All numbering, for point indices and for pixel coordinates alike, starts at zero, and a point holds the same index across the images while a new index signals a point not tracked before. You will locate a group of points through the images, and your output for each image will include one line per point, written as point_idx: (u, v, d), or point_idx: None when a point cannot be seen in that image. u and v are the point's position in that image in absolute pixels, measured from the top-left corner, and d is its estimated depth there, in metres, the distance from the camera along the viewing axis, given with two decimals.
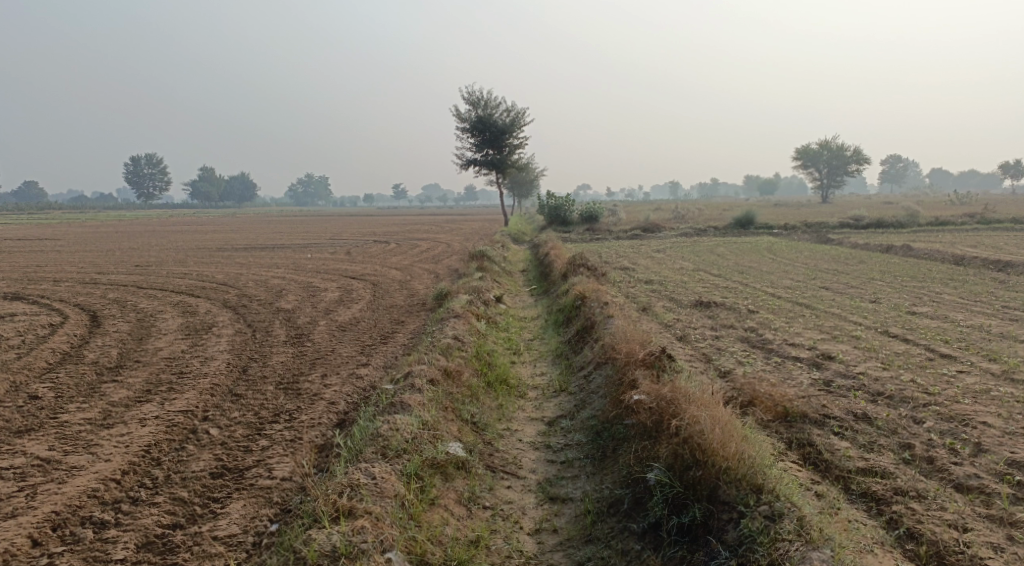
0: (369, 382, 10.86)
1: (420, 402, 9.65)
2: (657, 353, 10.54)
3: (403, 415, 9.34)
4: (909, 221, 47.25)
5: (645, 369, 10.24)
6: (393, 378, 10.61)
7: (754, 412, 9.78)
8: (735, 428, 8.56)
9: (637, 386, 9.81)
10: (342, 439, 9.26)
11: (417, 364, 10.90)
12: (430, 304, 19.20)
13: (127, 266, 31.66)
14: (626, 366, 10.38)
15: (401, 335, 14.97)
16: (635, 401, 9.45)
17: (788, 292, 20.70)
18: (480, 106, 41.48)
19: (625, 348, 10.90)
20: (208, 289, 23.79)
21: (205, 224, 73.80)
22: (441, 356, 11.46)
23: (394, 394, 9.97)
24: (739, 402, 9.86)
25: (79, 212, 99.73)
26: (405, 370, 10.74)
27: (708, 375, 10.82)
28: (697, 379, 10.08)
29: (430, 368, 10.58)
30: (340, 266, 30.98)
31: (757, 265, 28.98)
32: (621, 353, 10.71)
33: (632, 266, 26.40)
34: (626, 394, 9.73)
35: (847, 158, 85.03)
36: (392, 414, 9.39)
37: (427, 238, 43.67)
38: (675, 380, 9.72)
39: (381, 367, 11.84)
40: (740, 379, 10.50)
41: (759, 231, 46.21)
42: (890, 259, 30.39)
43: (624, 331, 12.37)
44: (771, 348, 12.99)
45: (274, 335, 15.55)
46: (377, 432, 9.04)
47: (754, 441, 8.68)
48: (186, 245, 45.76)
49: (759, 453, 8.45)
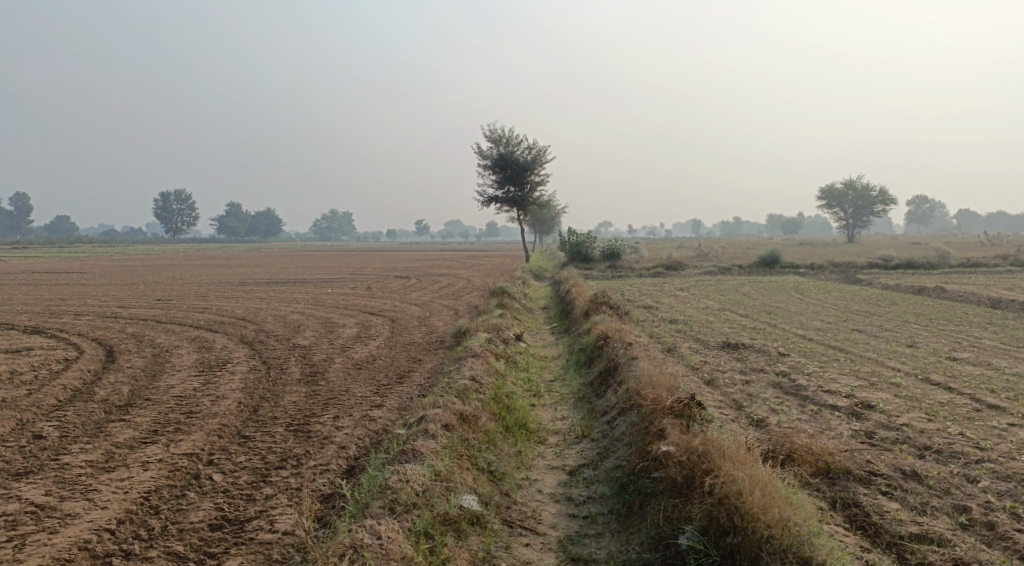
0: (382, 425, 10.36)
1: (434, 450, 9.13)
2: (686, 400, 9.95)
3: (415, 465, 8.83)
4: (939, 262, 46.34)
5: (674, 418, 9.67)
6: (407, 423, 10.11)
7: (791, 466, 9.15)
8: (776, 490, 8.05)
9: (665, 436, 9.23)
10: (349, 490, 8.76)
11: (433, 407, 10.39)
12: (449, 343, 18.73)
13: (148, 299, 31.56)
14: (653, 413, 9.82)
15: (418, 375, 14.48)
16: (663, 452, 8.93)
17: (819, 335, 20.04)
18: (503, 143, 41.39)
19: (653, 393, 10.35)
20: (226, 324, 23.51)
21: (229, 257, 74.04)
22: (458, 399, 10.95)
23: (406, 441, 9.47)
24: (774, 455, 9.24)
25: (107, 245, 100.98)
26: (420, 413, 10.24)
27: (740, 424, 10.23)
28: (729, 429, 9.49)
29: (445, 412, 10.06)
30: (359, 301, 30.65)
31: (785, 306, 28.29)
32: (648, 399, 10.14)
33: (656, 306, 25.85)
34: (654, 445, 9.16)
35: (873, 198, 84.13)
36: (403, 464, 8.88)
37: (448, 274, 43.33)
38: (706, 430, 9.15)
39: (396, 410, 11.34)
40: (776, 430, 9.88)
41: (784, 270, 45.49)
42: (923, 301, 29.59)
43: (650, 375, 11.82)
44: (806, 395, 12.36)
45: (288, 372, 15.11)
46: (386, 484, 8.53)
47: (797, 504, 8.13)
48: (208, 279, 45.78)
49: (805, 518, 7.94)
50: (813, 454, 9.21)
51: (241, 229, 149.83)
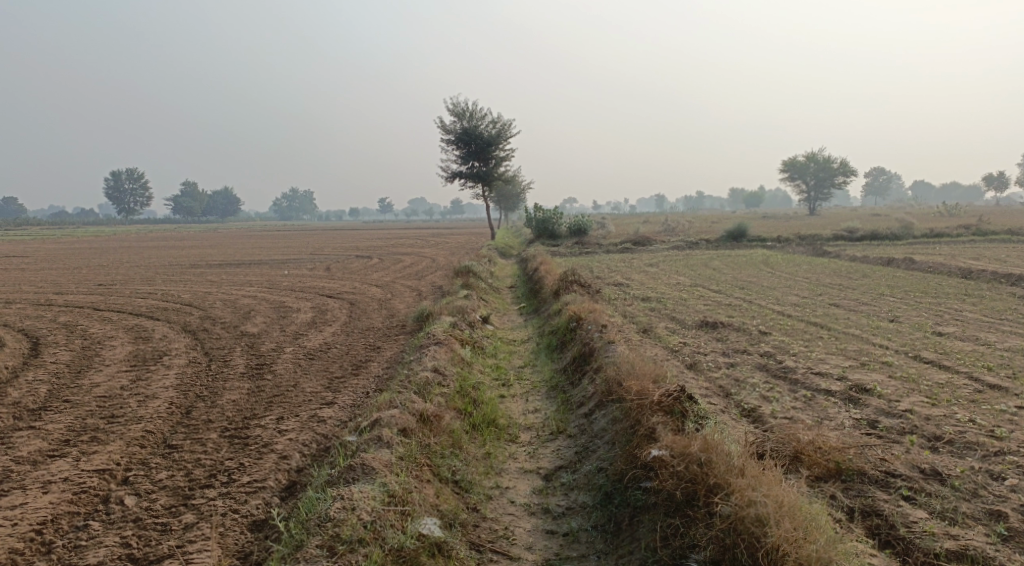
0: (330, 429, 9.16)
1: (387, 464, 7.98)
2: (675, 393, 8.88)
3: (364, 486, 7.65)
4: (904, 233, 45.99)
5: (663, 414, 8.63)
6: (358, 427, 8.91)
7: (798, 468, 8.19)
8: (796, 512, 7.16)
9: (656, 440, 8.22)
10: (283, 516, 7.59)
11: (388, 408, 9.19)
12: (410, 327, 17.51)
13: (90, 286, 29.79)
14: (640, 408, 8.80)
15: (375, 365, 13.25)
16: (655, 457, 7.96)
17: (797, 310, 19.17)
18: (465, 117, 39.93)
19: (638, 384, 9.32)
20: (171, 310, 22.02)
21: (184, 240, 71.52)
22: (417, 396, 9.78)
23: (356, 451, 8.29)
24: (776, 456, 8.27)
25: (57, 229, 97.79)
26: (374, 414, 9.05)
27: (733, 418, 9.23)
28: (725, 428, 8.49)
29: (401, 413, 8.91)
30: (317, 283, 29.22)
31: (757, 280, 27.50)
32: (632, 394, 9.08)
33: (626, 283, 24.87)
34: (643, 450, 8.14)
35: (835, 170, 84.02)
36: (348, 485, 7.70)
37: (411, 253, 41.94)
38: (702, 431, 8.15)
39: (348, 409, 10.13)
40: (774, 426, 8.90)
41: (752, 244, 44.78)
42: (894, 273, 28.99)
43: (629, 361, 10.74)
44: (798, 377, 11.39)
45: (232, 365, 13.79)
46: (327, 514, 7.34)
47: (819, 523, 7.21)
48: (157, 262, 43.80)
49: (827, 542, 7.03)
50: (818, 453, 8.27)
51: (197, 210, 146.22)
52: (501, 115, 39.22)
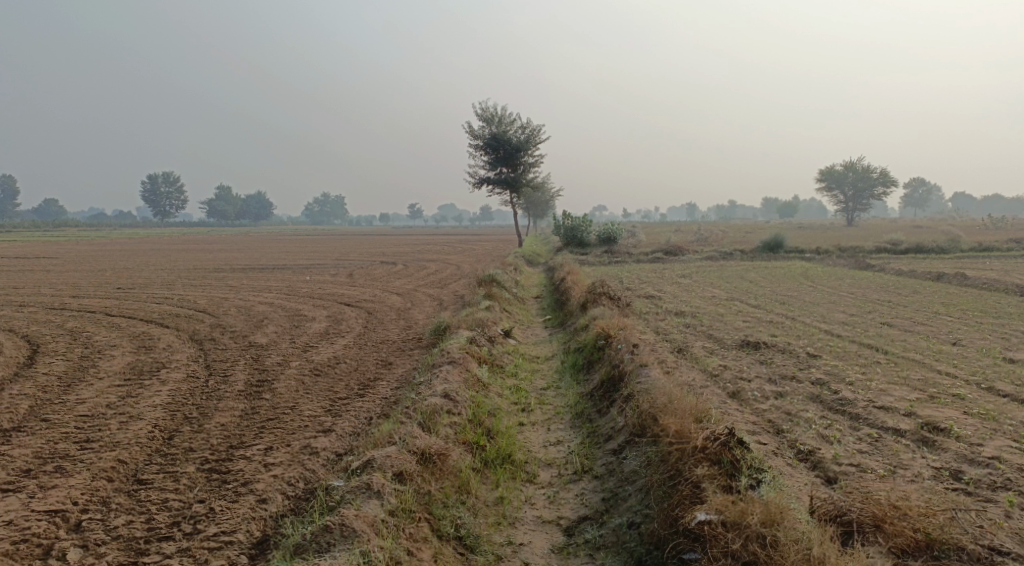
0: (319, 466, 8.24)
1: (371, 524, 7.14)
2: (720, 439, 7.90)
3: (338, 557, 6.82)
4: (950, 246, 44.03)
5: (710, 467, 7.67)
6: (347, 469, 8.01)
7: (877, 538, 7.14)
8: None
9: (702, 503, 7.31)
10: None
11: (385, 445, 8.27)
12: (427, 341, 16.36)
13: (107, 289, 29.06)
14: (681, 457, 7.84)
15: (384, 385, 12.09)
16: (701, 523, 7.11)
17: (846, 330, 17.76)
18: (494, 122, 38.85)
19: (680, 426, 8.22)
20: (181, 317, 21.05)
21: (213, 243, 70.99)
22: (422, 430, 8.70)
23: (339, 502, 7.47)
24: (849, 523, 7.24)
25: (94, 229, 98.52)
26: (367, 453, 8.17)
27: (788, 471, 8.08)
28: (779, 485, 7.52)
29: (400, 453, 8.06)
30: (337, 290, 28.18)
31: (798, 294, 26.02)
32: (673, 439, 8.07)
33: (658, 295, 23.57)
34: (687, 516, 7.25)
35: (875, 180, 81.61)
36: (320, 556, 6.88)
37: (437, 260, 40.84)
38: (756, 496, 7.27)
39: (346, 436, 9.13)
40: (844, 481, 7.82)
41: (789, 255, 43.12)
42: (945, 289, 27.31)
43: (665, 390, 9.54)
44: (859, 412, 10.08)
45: (231, 381, 12.67)
46: None
47: None
48: (180, 265, 43.10)
49: None
50: (901, 520, 7.15)
51: (230, 213, 146.85)
52: (531, 120, 38.06)
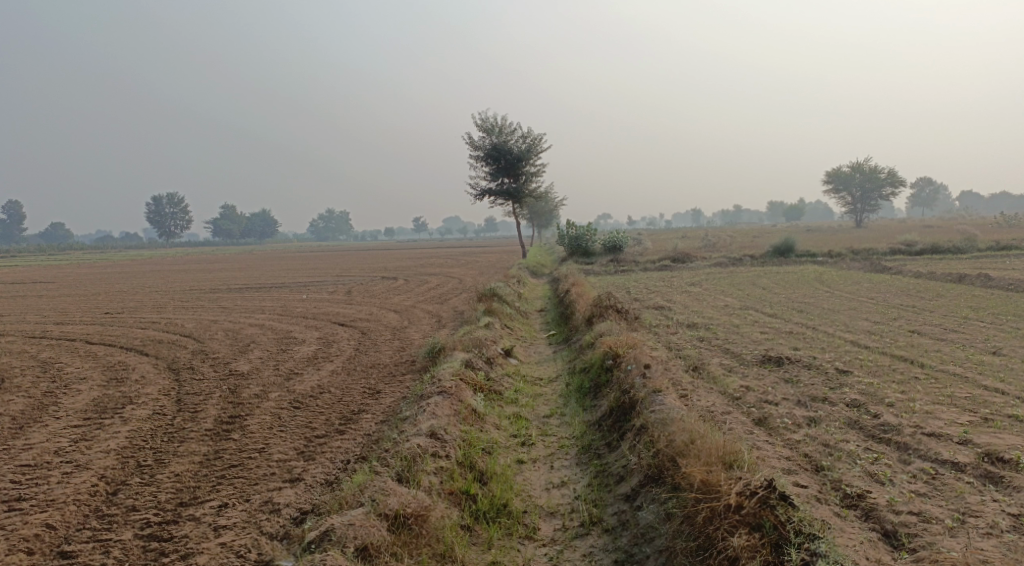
0: (269, 534, 7.43)
1: None
2: (757, 496, 7.07)
3: None
4: (968, 246, 42.60)
5: (748, 536, 6.88)
6: (301, 542, 7.23)
7: None
8: None
9: None
10: None
11: (349, 509, 7.49)
12: (420, 365, 15.10)
13: (95, 314, 27.86)
14: (710, 518, 7.10)
15: (368, 419, 10.82)
16: None
17: (873, 340, 16.49)
18: (494, 132, 37.72)
19: (704, 477, 7.30)
20: (163, 343, 19.83)
21: (216, 262, 69.93)
22: (400, 484, 7.76)
23: None
24: None
25: (100, 251, 97.94)
26: (326, 519, 7.39)
27: (836, 527, 7.05)
28: (831, 551, 6.70)
29: (366, 518, 7.28)
30: (332, 309, 26.93)
31: (815, 301, 24.71)
32: (703, 497, 7.22)
33: (668, 306, 22.34)
34: None
35: (883, 181, 80.23)
36: None
37: (438, 274, 39.57)
38: None
39: (310, 488, 8.10)
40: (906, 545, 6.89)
41: (801, 260, 41.76)
42: (970, 292, 25.95)
43: (685, 422, 8.30)
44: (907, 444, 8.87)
45: (199, 418, 11.41)
46: None
47: None
48: (176, 287, 41.85)
49: None
50: None
51: (235, 232, 146.12)
52: (532, 128, 36.90)
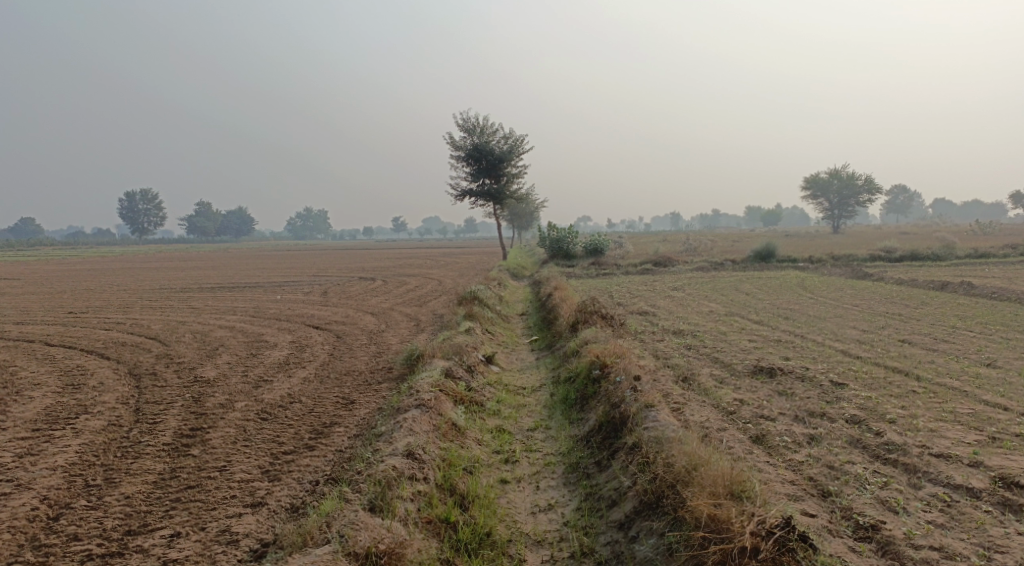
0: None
1: None
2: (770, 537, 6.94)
3: None
4: (947, 253, 42.50)
5: None
6: None
7: None
8: None
9: None
10: None
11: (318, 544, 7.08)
12: (398, 372, 14.40)
13: (59, 314, 26.82)
14: (722, 561, 6.91)
15: (340, 433, 10.09)
16: None
17: (864, 350, 16.06)
18: (475, 133, 37.06)
19: (713, 513, 7.13)
20: (127, 346, 18.93)
21: (190, 259, 68.46)
22: (373, 518, 7.30)
23: None
24: None
25: (71, 247, 95.99)
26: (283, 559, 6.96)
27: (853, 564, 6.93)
28: None
29: (336, 558, 6.85)
30: (306, 311, 26.06)
31: (800, 307, 24.30)
32: (715, 537, 7.04)
33: (652, 311, 21.83)
34: None
35: (860, 188, 80.41)
36: None
37: (416, 276, 38.79)
38: None
39: (269, 517, 7.68)
40: None
41: (782, 265, 41.46)
42: (954, 300, 25.66)
43: (682, 448, 7.91)
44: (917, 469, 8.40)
45: (158, 431, 10.63)
46: None
47: None
48: (146, 285, 40.67)
49: None
50: None
51: (211, 230, 144.15)
52: (514, 129, 36.30)
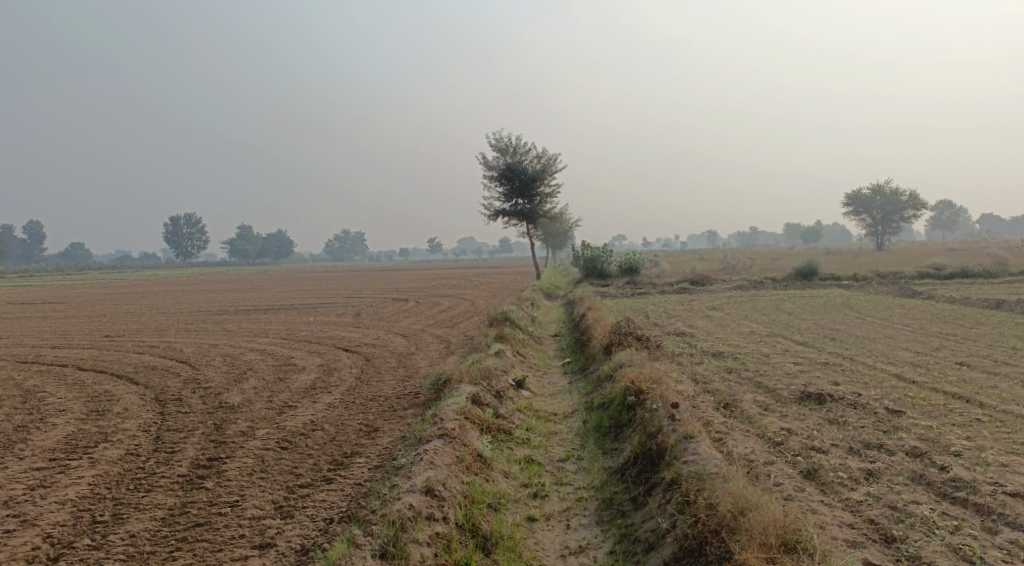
0: None
1: None
2: None
3: None
4: (999, 269, 40.95)
5: None
6: None
7: None
8: None
9: None
10: None
11: None
12: (425, 398, 13.83)
13: (91, 338, 26.72)
14: None
15: (361, 464, 9.53)
16: None
17: (918, 373, 15.17)
18: (508, 152, 36.64)
19: None
20: (155, 370, 18.63)
21: (228, 282, 68.91)
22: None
23: None
24: None
25: (114, 271, 97.55)
26: None
27: None
28: None
29: None
30: (337, 333, 25.62)
31: (846, 327, 23.32)
32: None
33: (691, 332, 21.06)
34: None
35: (904, 203, 78.45)
36: None
37: (451, 296, 38.33)
38: None
39: (274, 560, 7.26)
40: None
41: (825, 283, 40.29)
42: (1011, 319, 24.46)
43: (724, 490, 7.32)
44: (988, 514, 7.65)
45: (173, 461, 10.16)
46: None
47: None
48: (181, 308, 40.71)
49: None
50: None
51: (251, 252, 145.73)
52: (547, 148, 35.82)
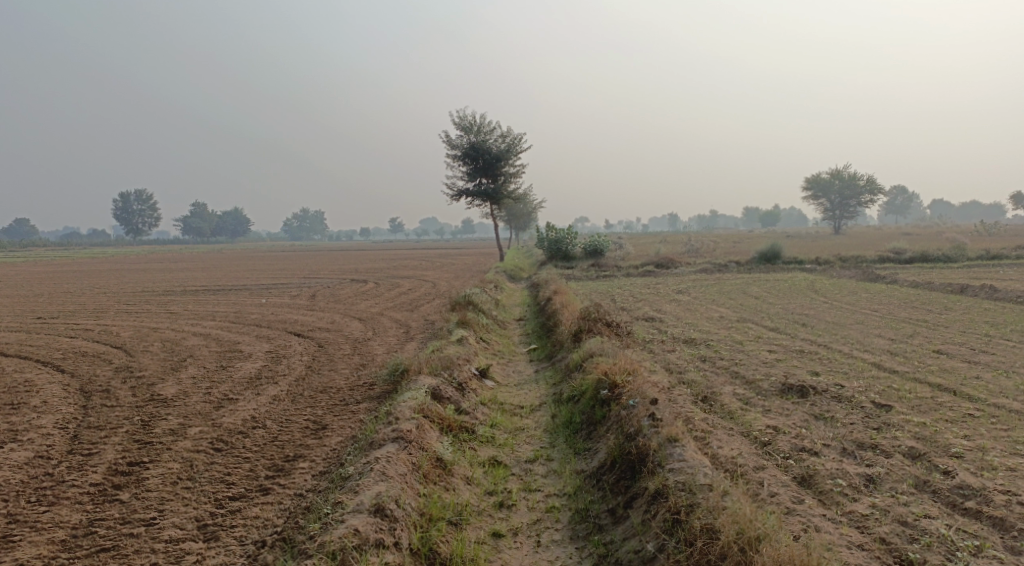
0: None
1: None
2: None
3: None
4: (958, 254, 40.95)
5: None
6: None
7: None
8: None
9: None
10: None
11: None
12: (380, 389, 12.79)
13: (23, 320, 25.01)
14: None
15: (303, 471, 8.50)
16: None
17: (897, 362, 14.52)
18: (471, 130, 35.47)
19: None
20: (88, 357, 17.27)
21: (180, 262, 66.54)
22: None
23: None
24: None
25: (64, 249, 94.76)
26: None
27: None
28: None
29: None
30: (290, 316, 24.34)
31: (814, 312, 22.75)
32: None
33: (659, 317, 20.27)
34: None
35: (861, 188, 78.90)
36: None
37: (410, 278, 37.09)
38: None
39: None
40: None
41: (788, 267, 39.91)
42: (978, 305, 24.12)
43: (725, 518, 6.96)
44: (1004, 542, 6.99)
45: (88, 467, 9.03)
46: None
47: None
48: (126, 288, 38.81)
49: None
50: None
51: (206, 231, 142.19)
52: (512, 127, 34.71)
